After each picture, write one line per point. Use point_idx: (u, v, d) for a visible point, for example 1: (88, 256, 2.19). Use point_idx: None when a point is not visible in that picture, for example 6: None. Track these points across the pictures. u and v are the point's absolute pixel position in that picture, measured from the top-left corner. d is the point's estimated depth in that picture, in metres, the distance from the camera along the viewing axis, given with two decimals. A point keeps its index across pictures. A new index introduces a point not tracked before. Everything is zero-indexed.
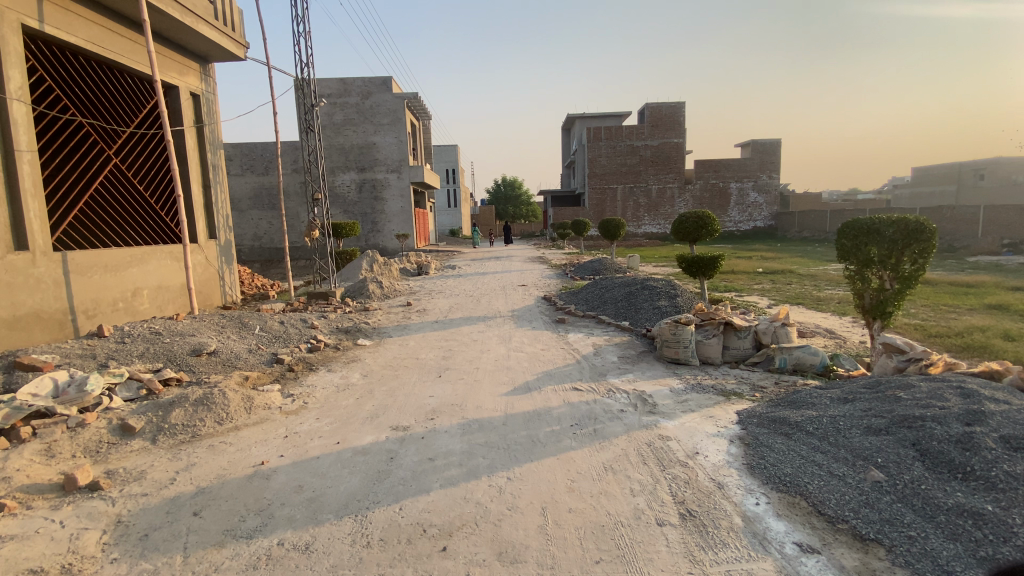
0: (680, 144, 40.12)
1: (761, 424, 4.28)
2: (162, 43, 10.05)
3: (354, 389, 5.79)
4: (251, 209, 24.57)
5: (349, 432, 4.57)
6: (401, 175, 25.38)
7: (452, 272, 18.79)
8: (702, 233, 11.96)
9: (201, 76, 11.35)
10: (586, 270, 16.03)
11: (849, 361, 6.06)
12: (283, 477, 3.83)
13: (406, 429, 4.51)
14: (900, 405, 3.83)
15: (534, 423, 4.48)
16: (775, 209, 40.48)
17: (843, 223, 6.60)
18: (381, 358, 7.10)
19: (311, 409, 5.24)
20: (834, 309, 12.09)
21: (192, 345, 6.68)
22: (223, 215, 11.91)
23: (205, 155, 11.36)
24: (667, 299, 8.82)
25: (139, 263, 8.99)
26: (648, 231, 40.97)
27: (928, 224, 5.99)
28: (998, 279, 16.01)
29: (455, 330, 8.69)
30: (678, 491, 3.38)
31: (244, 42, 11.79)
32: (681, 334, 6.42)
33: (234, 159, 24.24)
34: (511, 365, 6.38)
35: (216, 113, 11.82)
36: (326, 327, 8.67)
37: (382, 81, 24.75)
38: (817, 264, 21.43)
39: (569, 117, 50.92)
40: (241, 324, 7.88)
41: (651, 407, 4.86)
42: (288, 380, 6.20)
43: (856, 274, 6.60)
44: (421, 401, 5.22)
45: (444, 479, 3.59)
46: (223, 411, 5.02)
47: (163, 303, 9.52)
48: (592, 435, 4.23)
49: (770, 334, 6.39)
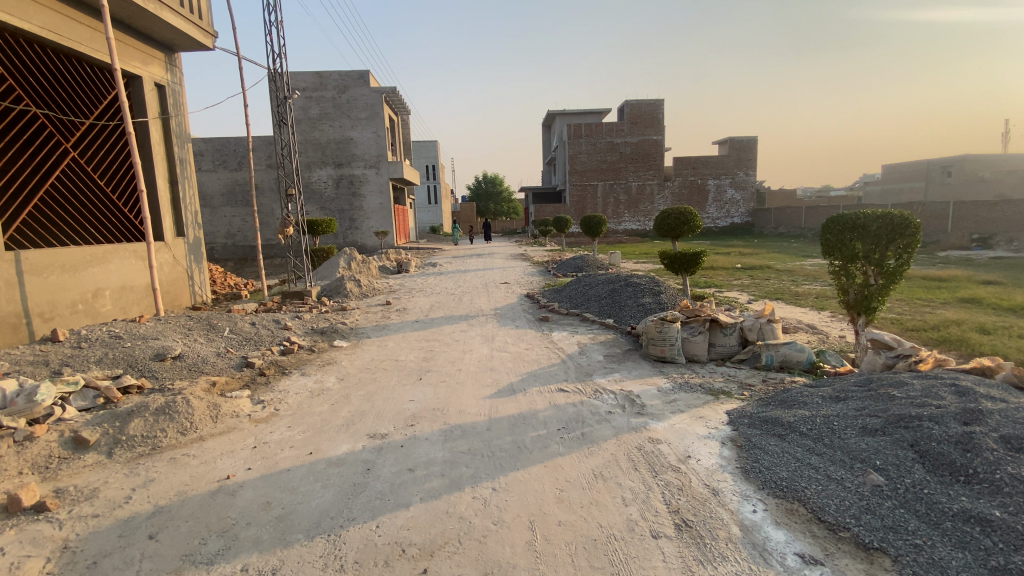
0: (659, 141, 40.35)
1: (752, 426, 4.15)
2: (124, 31, 9.51)
3: (329, 394, 5.51)
4: (224, 206, 23.81)
5: (323, 441, 4.30)
6: (379, 171, 24.89)
7: (432, 270, 18.47)
8: (684, 229, 11.90)
9: (167, 66, 10.82)
10: (568, 267, 15.89)
11: (835, 357, 6.02)
12: (250, 493, 3.56)
13: (384, 437, 4.26)
14: (894, 404, 3.75)
15: (520, 428, 4.28)
16: (752, 205, 41.03)
17: (828, 218, 6.53)
18: (358, 360, 6.81)
19: (282, 417, 4.94)
20: (813, 304, 12.18)
21: (156, 349, 6.29)
22: (192, 211, 11.40)
23: (172, 148, 10.84)
24: (651, 295, 8.70)
25: (99, 262, 8.50)
26: (628, 228, 41.13)
27: (912, 219, 5.96)
28: (969, 273, 16.37)
29: (437, 330, 8.43)
30: (672, 500, 3.21)
31: (212, 32, 11.27)
32: (667, 332, 6.28)
33: (205, 154, 23.43)
34: (494, 365, 6.17)
35: (182, 105, 11.28)
36: (301, 328, 8.33)
37: (359, 74, 24.21)
38: (795, 259, 21.73)
39: (549, 114, 50.87)
40: (209, 326, 7.50)
41: (639, 408, 4.69)
42: (259, 385, 5.88)
43: (840, 269, 6.55)
44: (401, 406, 4.98)
45: (424, 491, 3.36)
46: (187, 421, 4.69)
47: (127, 304, 9.03)
48: (579, 440, 4.04)
49: (756, 330, 6.30)
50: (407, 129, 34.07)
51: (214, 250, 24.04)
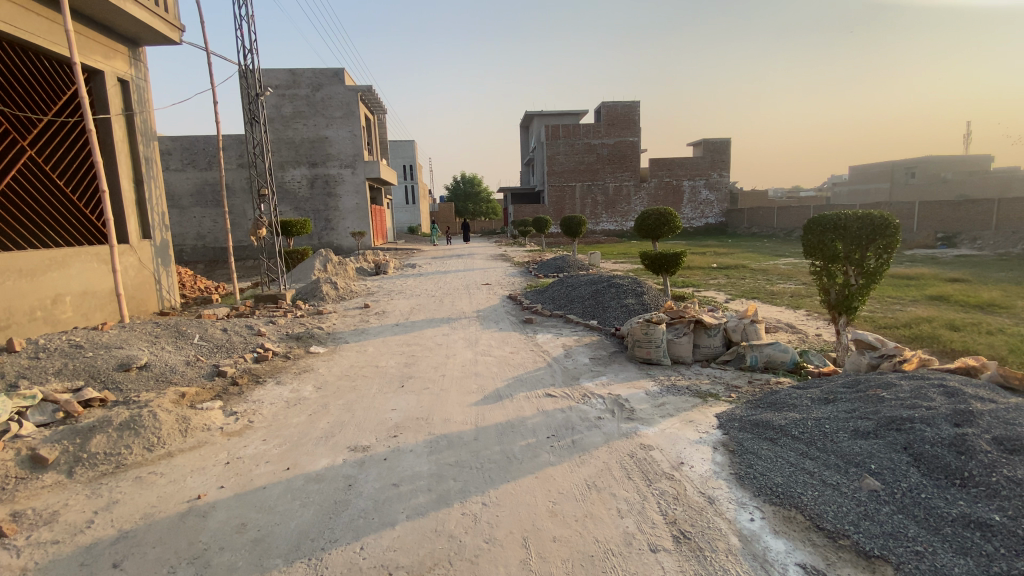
0: (635, 142, 40.73)
1: (743, 429, 4.09)
2: (84, 23, 9.02)
3: (307, 404, 5.28)
4: (193, 206, 23.03)
5: (301, 455, 4.09)
6: (355, 171, 24.42)
7: (411, 272, 18.17)
8: (664, 230, 11.94)
9: (131, 60, 10.32)
10: (549, 268, 15.81)
11: (817, 357, 6.06)
12: (224, 514, 3.33)
13: (366, 450, 4.07)
14: (885, 406, 3.77)
15: (508, 437, 4.14)
16: (726, 206, 41.77)
17: (810, 218, 6.56)
18: (336, 367, 6.57)
19: (257, 429, 4.69)
20: (789, 303, 12.37)
21: (120, 358, 5.94)
22: (158, 212, 10.91)
23: (136, 147, 10.36)
24: (634, 296, 8.66)
25: (59, 266, 8.05)
26: (606, 229, 41.40)
27: (892, 220, 6.02)
28: (934, 271, 16.92)
29: (418, 334, 8.23)
30: (669, 510, 3.11)
31: (180, 25, 10.82)
32: (652, 334, 6.21)
33: (172, 153, 22.61)
34: (479, 370, 6.02)
35: (147, 101, 10.78)
36: (275, 334, 8.02)
37: (334, 72, 23.74)
38: (768, 258, 22.15)
39: (526, 114, 50.92)
40: (178, 333, 7.14)
41: (628, 413, 4.59)
42: (231, 395, 5.61)
43: (822, 269, 6.60)
44: (383, 415, 4.78)
45: (411, 508, 3.19)
46: (153, 436, 4.41)
47: (89, 310, 8.57)
48: (570, 448, 3.92)
49: (740, 331, 6.28)
50: (383, 128, 33.58)
51: (184, 252, 23.22)
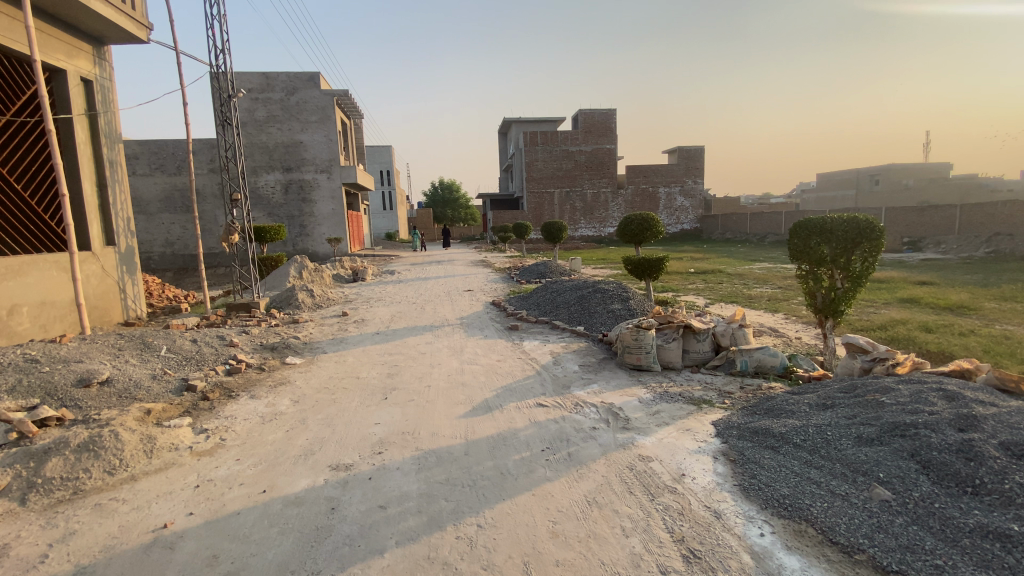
0: (612, 150, 41.08)
1: (742, 437, 3.97)
2: (45, 20, 8.53)
3: (284, 419, 4.97)
4: (161, 212, 22.20)
5: (278, 476, 3.81)
6: (331, 176, 23.92)
7: (390, 278, 17.78)
8: (647, 235, 11.91)
9: (95, 59, 9.82)
10: (530, 274, 15.68)
11: (806, 361, 6.02)
12: (194, 544, 3.04)
13: (349, 469, 3.81)
14: (886, 412, 3.74)
15: (500, 451, 3.93)
16: (701, 212, 42.43)
17: (795, 221, 6.51)
18: (315, 379, 6.27)
19: (230, 448, 4.38)
20: (767, 306, 12.48)
21: (79, 373, 5.52)
22: (123, 218, 10.38)
23: (99, 149, 9.84)
24: (620, 302, 8.56)
25: (15, 275, 7.55)
26: (584, 235, 41.60)
27: (876, 223, 6.03)
28: (904, 274, 17.36)
29: (400, 342, 7.95)
30: (675, 527, 2.95)
31: (148, 24, 10.36)
32: (642, 339, 6.08)
33: (140, 157, 21.78)
34: (466, 380, 5.79)
35: (113, 101, 10.28)
36: (249, 344, 7.65)
37: (309, 76, 23.27)
38: (744, 263, 22.48)
39: (505, 121, 50.96)
40: (144, 345, 6.73)
41: (624, 422, 4.43)
42: (202, 411, 5.26)
43: (808, 272, 6.58)
44: (366, 430, 4.52)
45: (401, 533, 2.97)
46: (115, 458, 4.05)
47: (48, 321, 8.06)
48: (566, 462, 3.73)
49: (729, 336, 6.22)
50: (360, 133, 33.07)
51: (151, 260, 22.37)
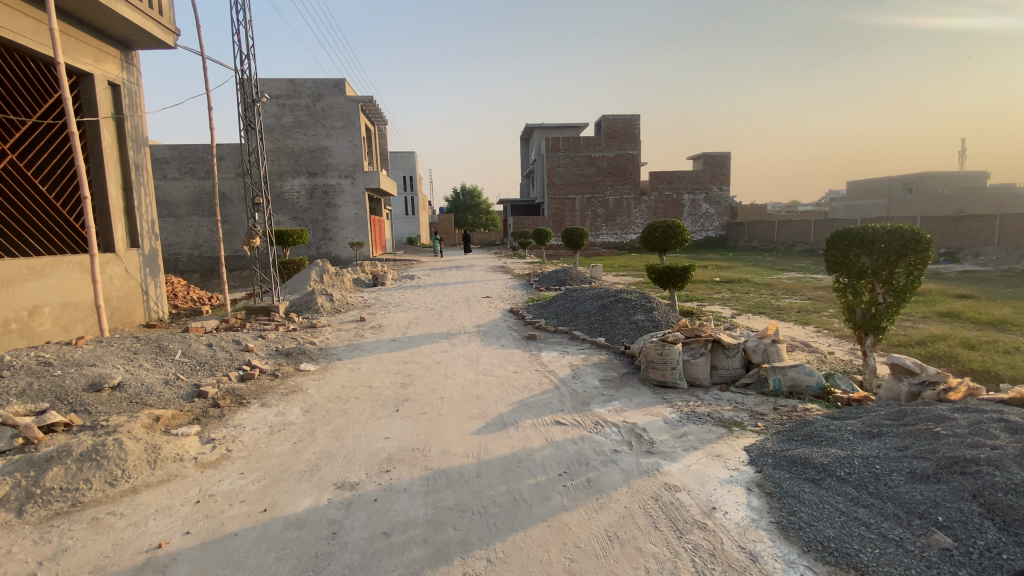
0: (635, 156, 40.59)
1: (779, 467, 3.64)
2: (73, 25, 8.69)
3: (292, 431, 4.80)
4: (189, 215, 22.65)
5: (281, 493, 3.63)
6: (354, 181, 24.10)
7: (410, 283, 17.72)
8: (671, 243, 11.54)
9: (123, 64, 9.99)
10: (550, 280, 15.42)
11: (844, 381, 5.62)
12: (186, 568, 2.87)
13: (354, 488, 3.60)
14: (942, 445, 3.38)
15: (514, 474, 3.68)
16: (726, 219, 41.53)
17: (834, 231, 6.11)
18: (328, 387, 6.11)
19: (235, 460, 4.23)
20: (797, 318, 11.96)
21: (91, 377, 5.48)
22: (148, 220, 10.50)
23: (126, 152, 9.98)
24: (643, 313, 8.23)
25: (37, 276, 7.64)
26: (605, 241, 41.11)
27: (923, 234, 5.60)
28: (942, 287, 16.53)
29: (415, 350, 7.77)
30: (705, 570, 2.66)
31: (175, 29, 10.50)
32: (667, 354, 5.76)
33: (170, 162, 22.30)
34: (481, 393, 5.56)
35: (139, 105, 10.45)
36: (264, 349, 7.56)
37: (335, 83, 23.53)
38: (771, 272, 21.82)
39: (527, 128, 50.97)
40: (159, 349, 6.68)
41: (648, 445, 4.12)
42: (210, 419, 5.14)
43: (846, 285, 6.17)
44: (375, 445, 4.31)
45: (404, 565, 2.74)
46: (118, 469, 3.94)
47: (69, 323, 8.14)
48: (586, 489, 3.46)
49: (760, 352, 5.89)
50: (384, 138, 33.35)
51: (179, 261, 22.84)
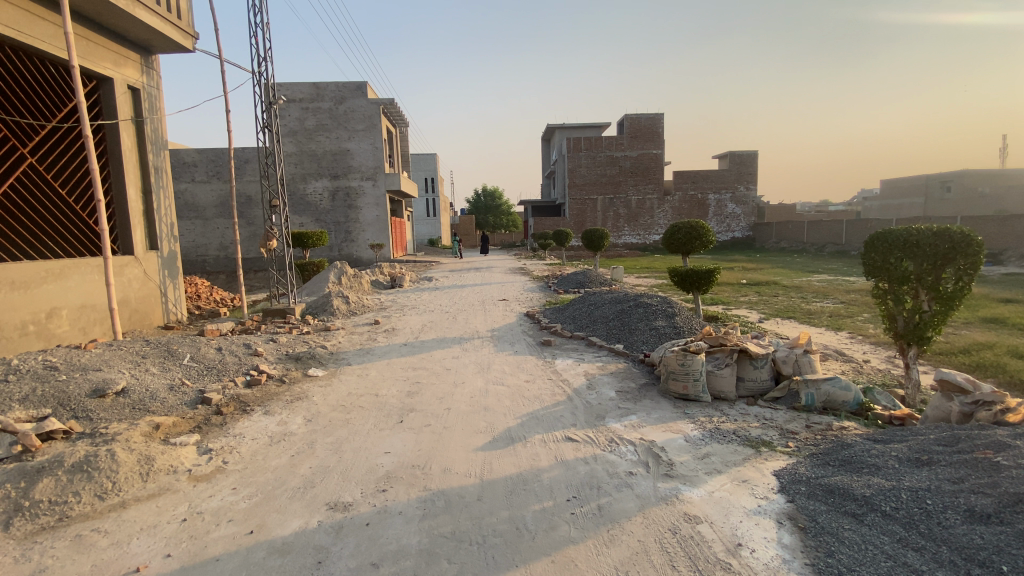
0: (659, 155, 39.82)
1: (813, 497, 3.27)
2: (93, 29, 8.76)
3: (292, 441, 4.60)
4: (216, 218, 23.02)
5: (270, 513, 3.41)
6: (375, 183, 24.15)
7: (428, 285, 17.56)
8: (696, 244, 11.07)
9: (143, 68, 10.07)
10: (569, 283, 15.07)
11: (884, 397, 5.17)
12: None
13: (347, 509, 3.36)
14: (1005, 478, 2.95)
15: (519, 498, 3.38)
16: (753, 220, 40.40)
17: (873, 233, 5.64)
18: (333, 394, 5.92)
19: (229, 473, 4.04)
20: (828, 323, 11.36)
21: (95, 382, 5.41)
22: (167, 223, 10.56)
23: (145, 155, 10.04)
24: (665, 318, 7.83)
25: (55, 278, 7.68)
26: (628, 242, 40.44)
27: (974, 236, 5.11)
28: (986, 290, 15.59)
29: (426, 356, 7.53)
30: None
31: (193, 33, 10.55)
32: (690, 365, 5.38)
33: (197, 165, 22.67)
34: (490, 404, 5.28)
35: (159, 108, 10.53)
36: (274, 353, 7.42)
37: (357, 86, 23.62)
38: (800, 274, 20.99)
39: (549, 129, 50.62)
40: (168, 353, 6.61)
41: (666, 468, 3.78)
42: (212, 427, 5.00)
43: (887, 291, 5.69)
44: (374, 460, 4.07)
45: None
46: (108, 481, 3.80)
47: (87, 324, 8.18)
48: (596, 518, 3.15)
49: (792, 363, 5.48)
50: (405, 141, 33.43)
51: (206, 263, 23.27)
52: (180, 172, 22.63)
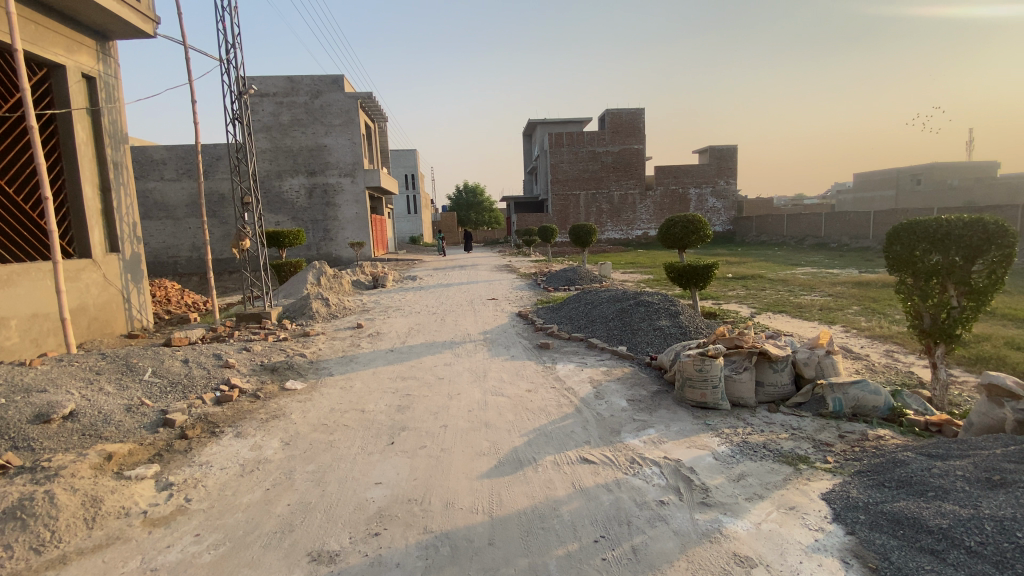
0: (641, 150, 39.63)
1: (878, 528, 2.84)
2: (40, 11, 7.92)
3: (268, 470, 4.02)
4: (187, 217, 21.94)
5: (240, 568, 2.84)
6: (355, 179, 23.32)
7: (411, 285, 16.93)
8: (692, 239, 10.69)
9: (99, 54, 9.22)
10: (559, 280, 14.60)
11: (916, 400, 4.79)
12: None
13: (333, 562, 2.80)
14: None
15: (538, 540, 2.89)
16: (733, 214, 40.51)
17: (898, 224, 5.27)
18: (314, 410, 5.32)
19: (193, 514, 3.44)
20: (821, 316, 11.12)
21: (38, 407, 4.73)
22: (129, 223, 9.75)
23: (103, 150, 9.22)
24: (669, 318, 7.40)
25: (3, 285, 6.92)
26: (610, 237, 40.21)
27: (1009, 226, 4.73)
28: None
29: (415, 363, 6.96)
30: None
31: (155, 17, 9.71)
32: (708, 371, 4.93)
33: (167, 163, 21.53)
34: (491, 419, 4.76)
35: (119, 99, 9.69)
36: (247, 364, 6.74)
37: (333, 79, 22.69)
38: (784, 267, 20.95)
39: (530, 125, 50.12)
40: (126, 367, 5.94)
41: (701, 494, 3.31)
42: (175, 454, 4.38)
43: (912, 286, 5.33)
44: (362, 495, 3.51)
45: None
46: (46, 531, 3.18)
47: (39, 335, 7.41)
48: (631, 565, 2.66)
49: (815, 366, 5.06)
50: (385, 137, 32.52)
51: (178, 264, 22.17)
52: (148, 170, 21.46)
